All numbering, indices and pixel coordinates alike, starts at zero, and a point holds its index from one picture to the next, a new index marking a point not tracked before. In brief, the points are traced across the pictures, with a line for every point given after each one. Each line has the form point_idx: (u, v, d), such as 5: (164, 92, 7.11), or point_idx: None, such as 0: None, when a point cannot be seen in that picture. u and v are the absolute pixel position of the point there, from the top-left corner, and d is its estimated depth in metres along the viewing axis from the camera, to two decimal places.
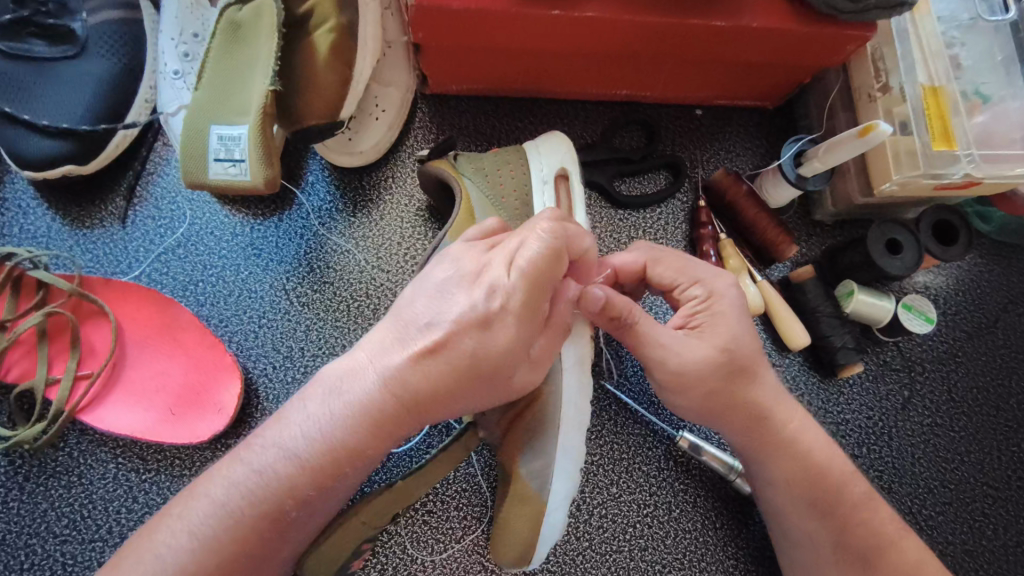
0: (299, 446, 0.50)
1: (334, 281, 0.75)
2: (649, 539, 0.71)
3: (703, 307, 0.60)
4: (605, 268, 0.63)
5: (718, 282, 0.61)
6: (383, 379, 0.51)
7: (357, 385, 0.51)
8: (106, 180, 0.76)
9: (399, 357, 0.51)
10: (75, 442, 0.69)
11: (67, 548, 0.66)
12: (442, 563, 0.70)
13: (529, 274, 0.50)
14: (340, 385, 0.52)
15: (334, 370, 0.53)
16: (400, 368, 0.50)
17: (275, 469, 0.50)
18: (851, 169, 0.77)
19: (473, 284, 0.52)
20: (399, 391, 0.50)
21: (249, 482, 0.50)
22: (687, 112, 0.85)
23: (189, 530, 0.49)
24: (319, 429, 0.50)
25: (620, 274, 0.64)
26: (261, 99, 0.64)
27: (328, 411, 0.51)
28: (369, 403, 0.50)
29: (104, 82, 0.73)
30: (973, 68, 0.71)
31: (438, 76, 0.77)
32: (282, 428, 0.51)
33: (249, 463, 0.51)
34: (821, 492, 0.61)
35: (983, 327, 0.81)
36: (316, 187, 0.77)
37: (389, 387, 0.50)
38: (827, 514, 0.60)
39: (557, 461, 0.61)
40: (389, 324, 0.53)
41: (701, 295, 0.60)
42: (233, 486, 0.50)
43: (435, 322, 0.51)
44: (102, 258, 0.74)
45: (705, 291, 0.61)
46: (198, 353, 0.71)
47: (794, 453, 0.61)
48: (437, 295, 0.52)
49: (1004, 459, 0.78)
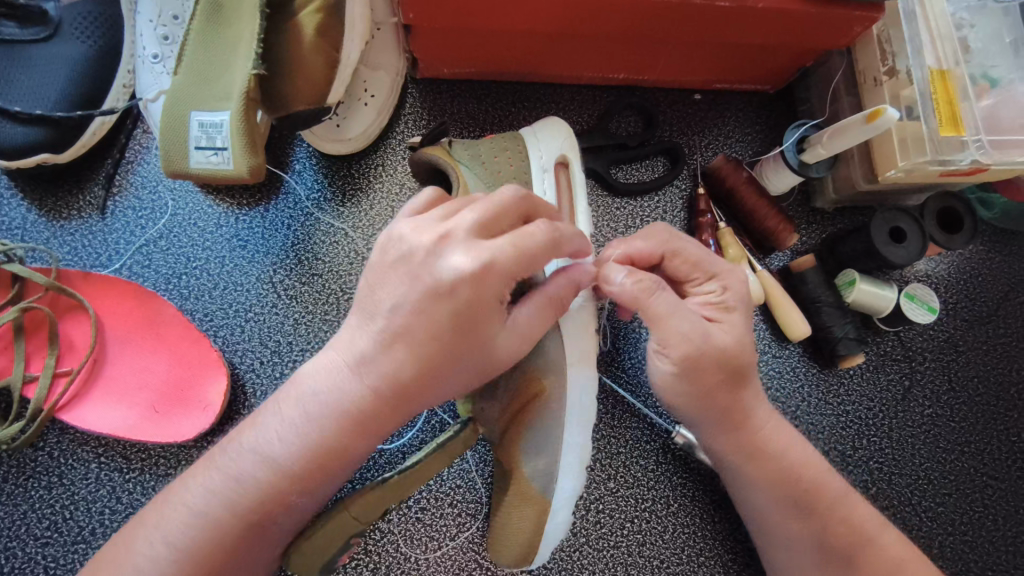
0: (276, 451, 0.49)
1: (322, 273, 0.72)
2: (646, 535, 0.70)
3: (716, 301, 0.58)
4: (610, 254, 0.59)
5: (732, 276, 0.59)
6: (358, 374, 0.49)
7: (329, 381, 0.50)
8: (84, 169, 0.73)
9: (369, 345, 0.49)
10: (56, 442, 0.67)
11: (48, 551, 0.64)
12: (436, 561, 0.68)
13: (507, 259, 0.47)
14: (311, 384, 0.50)
15: (307, 373, 0.51)
16: (371, 356, 0.49)
17: (246, 471, 0.49)
18: (855, 155, 0.75)
19: (432, 262, 0.48)
20: (374, 381, 0.49)
21: (222, 487, 0.49)
22: (685, 96, 0.83)
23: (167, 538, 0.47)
24: (292, 433, 0.49)
25: (633, 262, 0.59)
26: (243, 83, 0.61)
27: (304, 412, 0.49)
28: (340, 396, 0.49)
29: (80, 66, 0.70)
30: (982, 51, 0.69)
31: (430, 58, 0.74)
32: (262, 432, 0.50)
33: (222, 469, 0.50)
34: (806, 493, 0.59)
35: (983, 316, 0.79)
36: (303, 175, 0.75)
37: (365, 380, 0.49)
38: (802, 517, 0.59)
39: (563, 458, 0.60)
40: (354, 318, 0.51)
41: (716, 289, 0.58)
42: (210, 491, 0.49)
43: (400, 306, 0.48)
44: (81, 251, 0.71)
45: (721, 286, 0.58)
46: (181, 348, 0.68)
47: (785, 456, 0.60)
48: (395, 277, 0.49)
49: (1004, 449, 0.76)
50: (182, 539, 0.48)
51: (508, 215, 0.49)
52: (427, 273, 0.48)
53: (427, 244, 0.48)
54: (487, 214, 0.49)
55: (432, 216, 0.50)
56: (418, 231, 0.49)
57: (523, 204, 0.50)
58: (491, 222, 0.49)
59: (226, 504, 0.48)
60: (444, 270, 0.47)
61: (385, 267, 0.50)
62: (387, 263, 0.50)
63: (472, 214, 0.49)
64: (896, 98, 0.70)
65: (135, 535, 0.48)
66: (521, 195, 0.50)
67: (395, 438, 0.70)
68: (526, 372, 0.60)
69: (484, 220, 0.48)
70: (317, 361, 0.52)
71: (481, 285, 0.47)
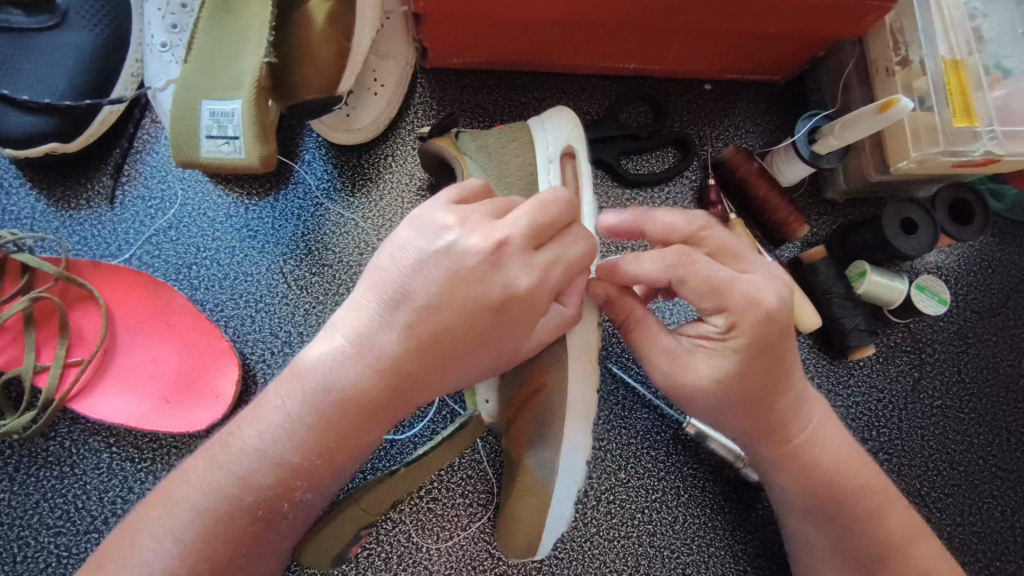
0: (284, 450, 0.48)
1: (333, 264, 0.72)
2: (657, 524, 0.70)
3: (720, 337, 0.54)
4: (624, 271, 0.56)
5: (747, 312, 0.52)
6: (372, 364, 0.49)
7: (335, 370, 0.49)
8: (92, 159, 0.73)
9: (392, 344, 0.49)
10: (67, 432, 0.66)
11: (61, 541, 0.64)
12: (448, 551, 0.68)
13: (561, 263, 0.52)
14: (314, 370, 0.49)
15: (310, 358, 0.50)
16: (386, 346, 0.49)
17: (254, 470, 0.47)
18: (867, 146, 0.75)
19: (490, 266, 0.49)
20: (382, 365, 0.49)
21: (231, 487, 0.47)
22: (695, 87, 0.82)
23: (174, 530, 0.47)
24: (300, 427, 0.48)
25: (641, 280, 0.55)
26: (254, 72, 0.60)
27: (310, 404, 0.48)
28: (352, 386, 0.48)
29: (88, 54, 0.69)
30: (995, 40, 0.68)
31: (440, 48, 0.73)
32: (259, 428, 0.49)
33: (226, 468, 0.48)
34: (841, 492, 0.59)
35: (993, 308, 0.79)
36: (312, 165, 0.74)
37: (379, 370, 0.49)
38: (836, 518, 0.59)
39: (564, 451, 0.59)
40: (363, 289, 0.51)
41: (721, 325, 0.53)
42: (205, 486, 0.48)
43: (427, 288, 0.49)
44: (90, 240, 0.71)
45: (728, 323, 0.52)
46: (192, 339, 0.68)
47: (825, 451, 0.59)
48: (436, 269, 0.49)
49: (1013, 441, 0.76)
50: (189, 535, 0.47)
51: (559, 223, 0.52)
52: (478, 279, 0.49)
53: (484, 250, 0.49)
54: (541, 217, 0.50)
55: (483, 217, 0.51)
56: (469, 230, 0.50)
57: (570, 208, 0.52)
58: (543, 229, 0.51)
59: (234, 498, 0.47)
60: (505, 278, 0.50)
61: (424, 258, 0.50)
62: (429, 252, 0.50)
63: (528, 214, 0.50)
64: (908, 88, 0.69)
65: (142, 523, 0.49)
66: (567, 197, 0.52)
67: (405, 428, 0.70)
68: (537, 363, 0.61)
69: (538, 225, 0.50)
70: (320, 347, 0.50)
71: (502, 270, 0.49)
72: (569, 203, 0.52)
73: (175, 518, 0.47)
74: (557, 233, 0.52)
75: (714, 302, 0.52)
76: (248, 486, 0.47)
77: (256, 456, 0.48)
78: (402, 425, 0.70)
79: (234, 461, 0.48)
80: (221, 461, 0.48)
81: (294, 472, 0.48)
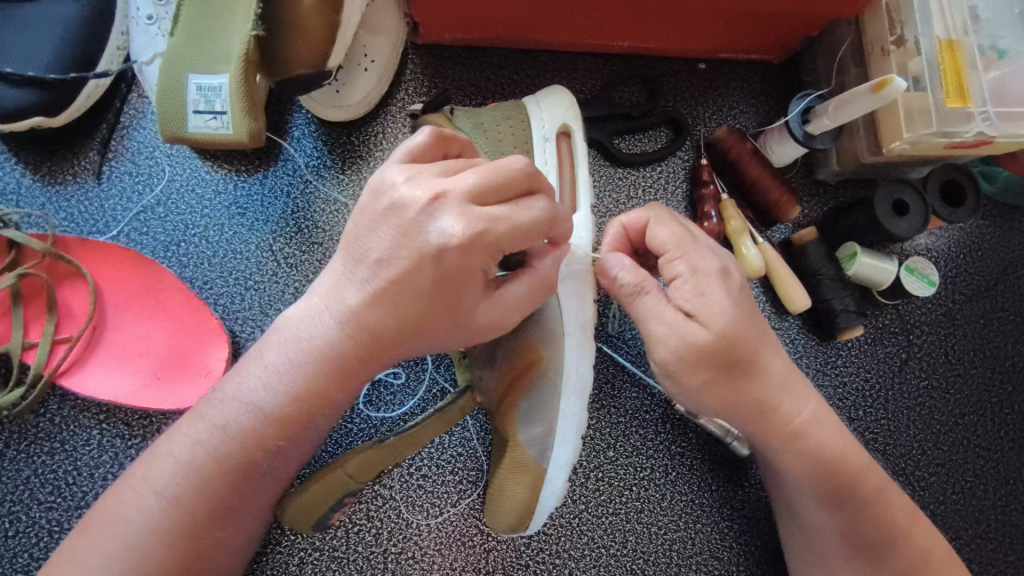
0: (263, 399, 0.49)
1: (323, 242, 0.72)
2: (645, 502, 0.71)
3: (686, 284, 0.55)
4: (613, 227, 0.61)
5: (700, 256, 0.56)
6: (337, 314, 0.49)
7: (313, 328, 0.50)
8: (79, 133, 0.72)
9: (354, 298, 0.49)
10: (56, 409, 0.66)
11: (52, 516, 0.64)
12: (438, 527, 0.69)
13: (513, 226, 0.47)
14: (293, 331, 0.51)
15: (291, 317, 0.52)
16: (356, 307, 0.49)
17: (243, 424, 0.49)
18: (860, 127, 0.74)
19: (427, 220, 0.46)
20: (357, 335, 0.49)
21: (221, 442, 0.49)
22: (689, 65, 0.81)
23: (160, 490, 0.49)
24: (281, 380, 0.50)
25: (631, 234, 0.61)
26: (243, 45, 0.59)
27: (286, 359, 0.50)
28: (326, 343, 0.49)
29: (72, 26, 0.68)
30: (992, 21, 0.68)
31: (431, 24, 0.72)
32: (241, 381, 0.50)
33: (220, 425, 0.50)
34: (835, 472, 0.58)
35: (982, 291, 0.79)
36: (302, 142, 0.74)
37: (343, 325, 0.49)
38: (833, 496, 0.59)
39: (558, 426, 0.60)
40: (341, 262, 0.50)
41: (683, 273, 0.56)
42: (199, 447, 0.49)
43: (388, 259, 0.48)
44: (78, 217, 0.71)
45: (687, 269, 0.56)
46: (181, 316, 0.68)
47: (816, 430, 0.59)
48: (384, 227, 0.48)
49: (996, 421, 0.77)
50: (178, 491, 0.48)
51: (513, 188, 0.48)
52: (418, 233, 0.47)
53: (421, 202, 0.46)
54: (490, 179, 0.47)
55: (432, 172, 0.48)
56: (414, 183, 0.47)
57: (530, 177, 0.48)
58: (494, 191, 0.47)
59: (223, 461, 0.48)
60: (437, 234, 0.46)
61: (375, 219, 0.48)
62: (379, 212, 0.48)
63: (474, 175, 0.47)
64: (902, 68, 0.69)
65: (130, 491, 0.49)
66: (527, 166, 0.48)
67: (396, 406, 0.71)
68: (527, 340, 0.61)
69: (484, 185, 0.46)
70: (300, 305, 0.52)
71: (472, 251, 0.46)
72: (529, 174, 0.48)
73: (168, 480, 0.49)
74: (510, 197, 0.48)
75: (677, 250, 0.56)
76: (234, 439, 0.49)
77: (239, 408, 0.49)
78: (392, 404, 0.71)
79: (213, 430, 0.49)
80: (218, 420, 0.50)
81: (276, 429, 0.49)
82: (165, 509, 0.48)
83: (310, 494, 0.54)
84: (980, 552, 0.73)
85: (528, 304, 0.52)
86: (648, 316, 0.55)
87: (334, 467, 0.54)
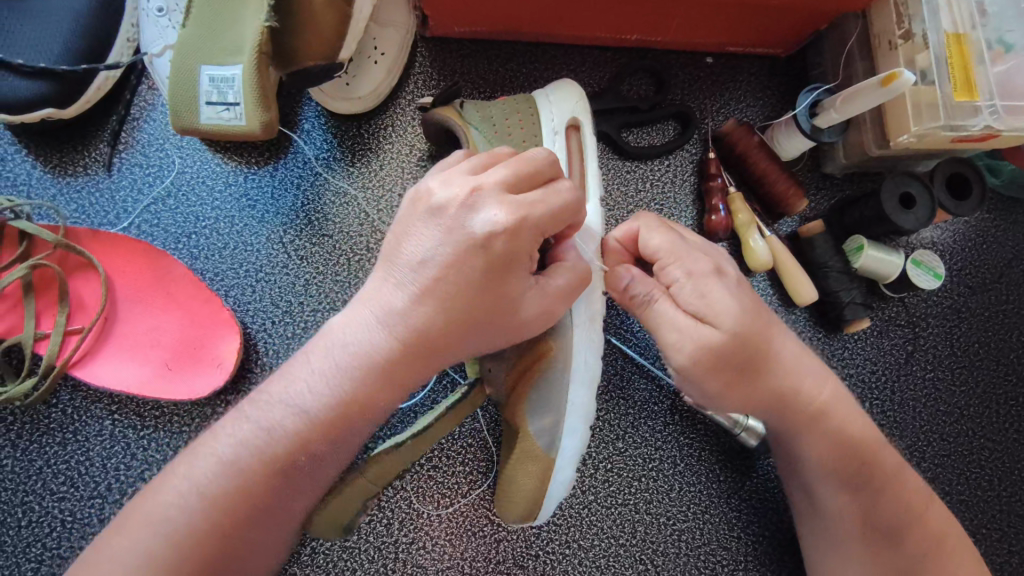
0: (308, 403, 0.49)
1: (333, 234, 0.72)
2: (653, 493, 0.71)
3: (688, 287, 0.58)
4: (609, 241, 0.64)
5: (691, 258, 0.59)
6: (388, 321, 0.50)
7: (360, 334, 0.51)
8: (88, 125, 0.72)
9: (403, 302, 0.50)
10: (68, 399, 0.67)
11: (65, 506, 0.65)
12: (448, 518, 0.69)
13: (549, 209, 0.49)
14: (340, 338, 0.51)
15: (336, 325, 0.52)
16: (405, 310, 0.50)
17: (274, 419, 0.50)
18: (867, 120, 0.75)
19: (467, 213, 0.49)
20: (406, 334, 0.50)
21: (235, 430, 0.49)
22: (696, 59, 0.82)
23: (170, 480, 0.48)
24: (326, 384, 0.50)
25: (628, 246, 0.64)
26: (256, 37, 0.59)
27: (334, 365, 0.50)
28: (377, 348, 0.50)
29: (81, 17, 0.68)
30: (999, 14, 0.68)
31: (440, 17, 0.73)
32: (291, 387, 0.50)
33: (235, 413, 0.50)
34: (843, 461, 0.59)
35: (986, 283, 0.80)
36: (312, 134, 0.74)
37: (393, 329, 0.50)
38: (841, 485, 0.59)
39: (567, 418, 0.61)
40: (381, 270, 0.52)
41: (679, 278, 0.58)
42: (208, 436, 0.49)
43: (432, 257, 0.50)
44: (89, 208, 0.71)
45: (682, 273, 0.58)
46: (193, 307, 0.68)
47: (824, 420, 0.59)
48: (427, 228, 0.50)
49: (1001, 413, 0.77)
50: (190, 479, 0.48)
51: (540, 176, 0.51)
52: (460, 226, 0.49)
53: (460, 198, 0.49)
54: (520, 169, 0.50)
55: (464, 171, 0.51)
56: (449, 185, 0.51)
57: (554, 165, 0.52)
58: (523, 181, 0.50)
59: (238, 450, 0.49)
60: (479, 224, 0.49)
61: (418, 223, 0.51)
62: (420, 216, 0.51)
63: (504, 168, 0.50)
64: (909, 62, 0.69)
65: None
66: (550, 155, 0.52)
67: (407, 397, 0.71)
68: (538, 331, 0.61)
69: (515, 175, 0.50)
70: (347, 313, 0.52)
71: (515, 239, 0.49)
72: (553, 164, 0.52)
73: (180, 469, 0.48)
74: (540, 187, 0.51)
75: (671, 257, 0.59)
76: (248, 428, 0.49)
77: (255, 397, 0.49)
78: None
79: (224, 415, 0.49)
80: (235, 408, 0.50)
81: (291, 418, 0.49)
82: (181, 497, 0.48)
83: (333, 503, 0.53)
84: (985, 542, 0.74)
85: (539, 294, 0.52)
86: (660, 324, 0.58)
87: (357, 475, 0.53)
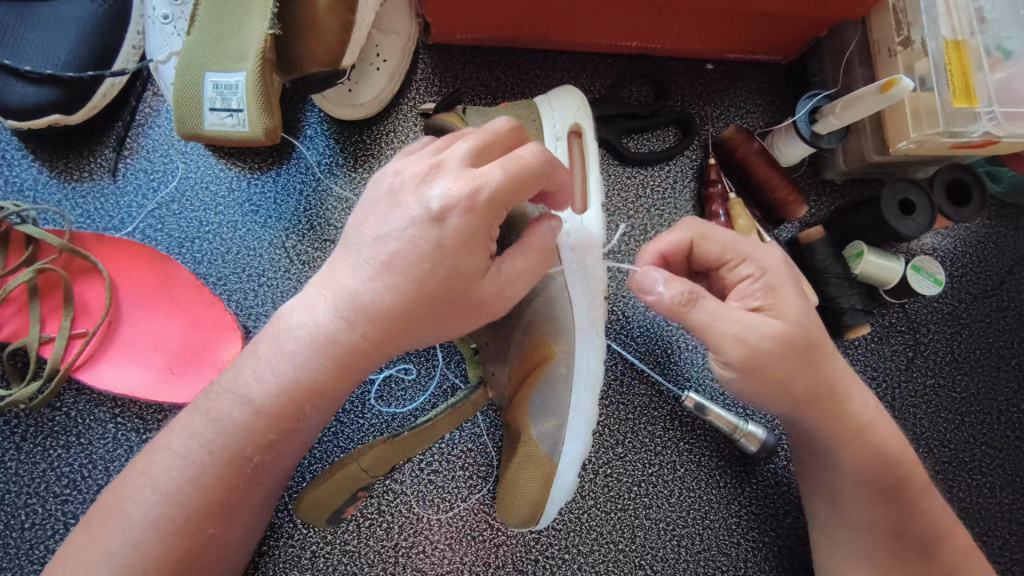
0: (257, 390, 0.48)
1: (334, 239, 0.73)
2: (653, 498, 0.71)
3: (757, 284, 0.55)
4: (647, 255, 0.58)
5: (766, 256, 0.56)
6: (338, 308, 0.49)
7: (309, 321, 0.49)
8: (94, 131, 0.73)
9: (358, 283, 0.48)
10: (73, 402, 0.67)
11: (68, 508, 0.65)
12: (448, 522, 0.70)
13: (510, 171, 0.47)
14: (288, 324, 0.50)
15: (289, 309, 0.51)
16: (366, 296, 0.48)
17: (243, 412, 0.48)
18: (866, 127, 0.75)
19: (424, 184, 0.49)
20: (362, 318, 0.48)
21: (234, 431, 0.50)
22: (697, 66, 0.82)
23: (165, 482, 0.48)
24: (273, 373, 0.49)
25: (666, 257, 0.58)
26: (260, 43, 0.60)
27: (287, 355, 0.49)
28: (327, 339, 0.48)
29: (89, 25, 0.69)
30: (998, 22, 0.68)
31: (443, 25, 0.73)
32: (249, 375, 0.49)
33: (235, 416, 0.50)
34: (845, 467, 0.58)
35: (987, 290, 0.80)
36: (314, 140, 0.74)
37: (348, 320, 0.48)
38: None
39: (570, 420, 0.61)
40: (337, 253, 0.51)
41: (753, 273, 0.56)
42: (201, 439, 0.49)
43: (388, 234, 0.48)
44: (94, 213, 0.72)
45: (756, 268, 0.56)
46: (196, 311, 0.69)
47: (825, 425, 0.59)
48: (382, 207, 0.50)
49: (1002, 419, 0.77)
50: (189, 480, 0.48)
51: (502, 142, 0.51)
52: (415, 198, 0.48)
53: (419, 172, 0.49)
54: (481, 142, 0.50)
55: (426, 152, 0.51)
56: (410, 163, 0.50)
57: (516, 136, 0.52)
58: (484, 151, 0.50)
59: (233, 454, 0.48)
60: (431, 191, 0.48)
61: (374, 202, 0.51)
62: (378, 195, 0.50)
63: (465, 142, 0.50)
64: (909, 69, 0.69)
65: (135, 482, 0.49)
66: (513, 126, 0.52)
67: (407, 401, 0.71)
68: (539, 336, 0.62)
69: (475, 148, 0.50)
70: (299, 298, 0.51)
71: (472, 214, 0.47)
72: (515, 130, 0.52)
73: (175, 470, 0.48)
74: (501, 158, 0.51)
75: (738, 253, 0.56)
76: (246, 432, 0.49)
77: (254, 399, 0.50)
78: (403, 399, 0.71)
79: (220, 418, 0.49)
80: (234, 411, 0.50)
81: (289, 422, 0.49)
82: (180, 498, 0.48)
83: (324, 487, 0.56)
84: (987, 548, 0.73)
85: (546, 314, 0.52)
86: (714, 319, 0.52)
87: (349, 460, 0.56)
